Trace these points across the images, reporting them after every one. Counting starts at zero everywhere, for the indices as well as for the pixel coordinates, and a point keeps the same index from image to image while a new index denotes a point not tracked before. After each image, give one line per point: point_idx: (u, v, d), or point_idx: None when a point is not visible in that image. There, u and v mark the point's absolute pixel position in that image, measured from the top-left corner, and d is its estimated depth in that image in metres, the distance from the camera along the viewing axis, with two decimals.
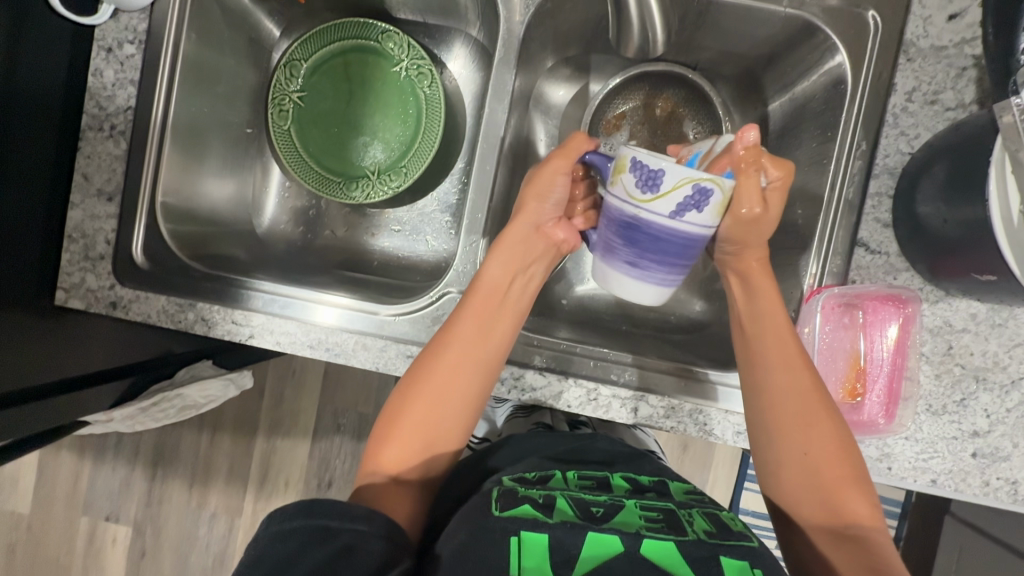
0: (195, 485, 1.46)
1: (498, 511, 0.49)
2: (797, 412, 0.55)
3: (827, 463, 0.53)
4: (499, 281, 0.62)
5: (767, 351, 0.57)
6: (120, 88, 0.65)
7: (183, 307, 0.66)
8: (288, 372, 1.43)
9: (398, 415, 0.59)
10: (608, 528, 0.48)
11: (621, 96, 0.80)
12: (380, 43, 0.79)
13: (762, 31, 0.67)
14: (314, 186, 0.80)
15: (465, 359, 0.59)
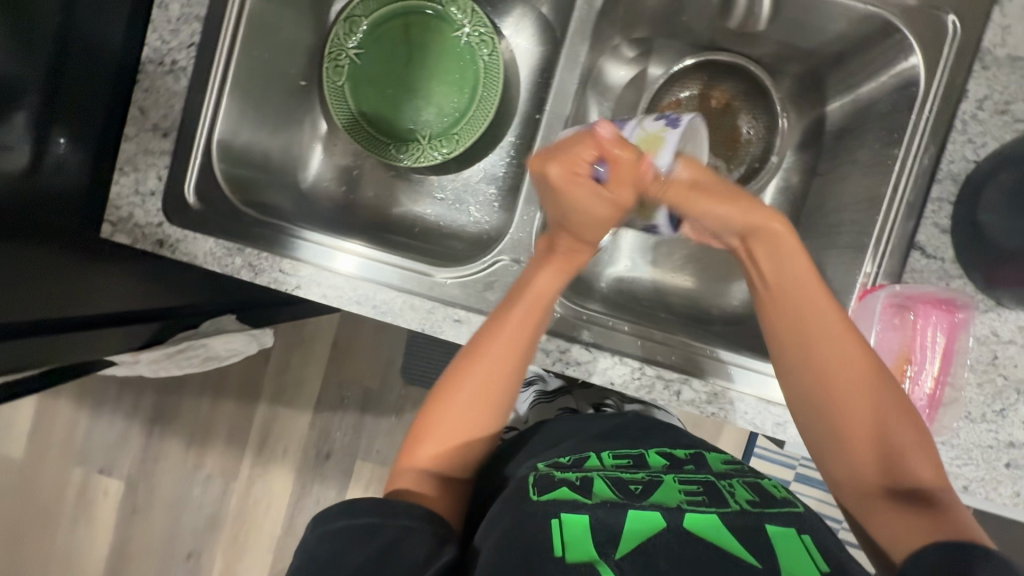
0: (194, 445, 1.45)
1: (537, 497, 0.50)
2: (847, 385, 0.51)
3: (885, 428, 0.50)
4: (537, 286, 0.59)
5: (806, 321, 0.53)
6: (185, 23, 0.64)
7: (231, 251, 0.65)
8: (299, 338, 1.42)
9: (432, 416, 0.57)
10: (648, 504, 0.48)
11: (679, 83, 0.81)
12: (443, 6, 0.78)
13: (835, 27, 0.67)
14: (364, 146, 0.80)
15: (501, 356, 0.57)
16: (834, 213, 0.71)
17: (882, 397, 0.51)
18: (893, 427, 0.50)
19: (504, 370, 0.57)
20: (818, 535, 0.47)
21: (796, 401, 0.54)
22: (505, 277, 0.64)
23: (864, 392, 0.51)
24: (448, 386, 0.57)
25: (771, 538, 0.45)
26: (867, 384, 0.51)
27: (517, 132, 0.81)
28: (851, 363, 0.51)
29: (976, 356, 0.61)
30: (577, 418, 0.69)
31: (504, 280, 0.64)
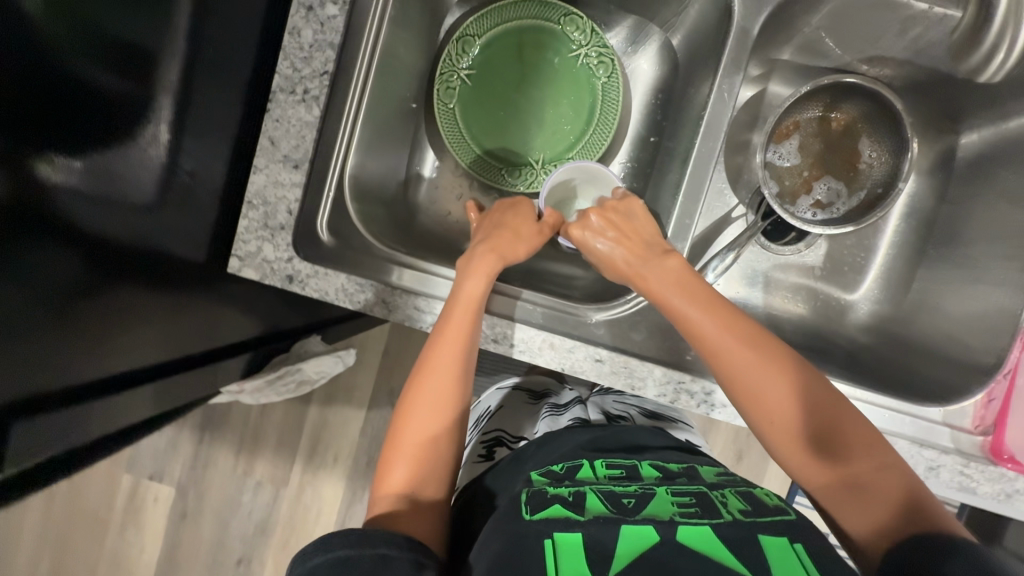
0: (243, 452, 1.33)
1: (530, 515, 0.48)
2: (768, 397, 0.53)
3: (841, 438, 0.51)
4: (462, 291, 0.59)
5: (702, 328, 0.55)
6: (318, 50, 0.61)
7: (363, 287, 0.63)
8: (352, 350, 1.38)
9: (400, 431, 0.57)
10: (642, 518, 0.47)
11: (803, 103, 0.77)
12: (561, 26, 0.75)
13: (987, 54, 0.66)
14: (475, 172, 0.77)
15: (449, 352, 0.58)
16: (970, 246, 0.70)
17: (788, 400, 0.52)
18: (840, 441, 0.51)
19: (434, 373, 0.58)
20: (809, 541, 0.46)
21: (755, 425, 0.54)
22: (650, 315, 0.63)
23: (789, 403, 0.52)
24: (419, 399, 0.57)
25: (765, 550, 0.44)
26: (771, 386, 0.53)
27: (627, 155, 0.78)
28: (771, 372, 0.53)
29: None
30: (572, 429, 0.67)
31: (649, 319, 0.63)
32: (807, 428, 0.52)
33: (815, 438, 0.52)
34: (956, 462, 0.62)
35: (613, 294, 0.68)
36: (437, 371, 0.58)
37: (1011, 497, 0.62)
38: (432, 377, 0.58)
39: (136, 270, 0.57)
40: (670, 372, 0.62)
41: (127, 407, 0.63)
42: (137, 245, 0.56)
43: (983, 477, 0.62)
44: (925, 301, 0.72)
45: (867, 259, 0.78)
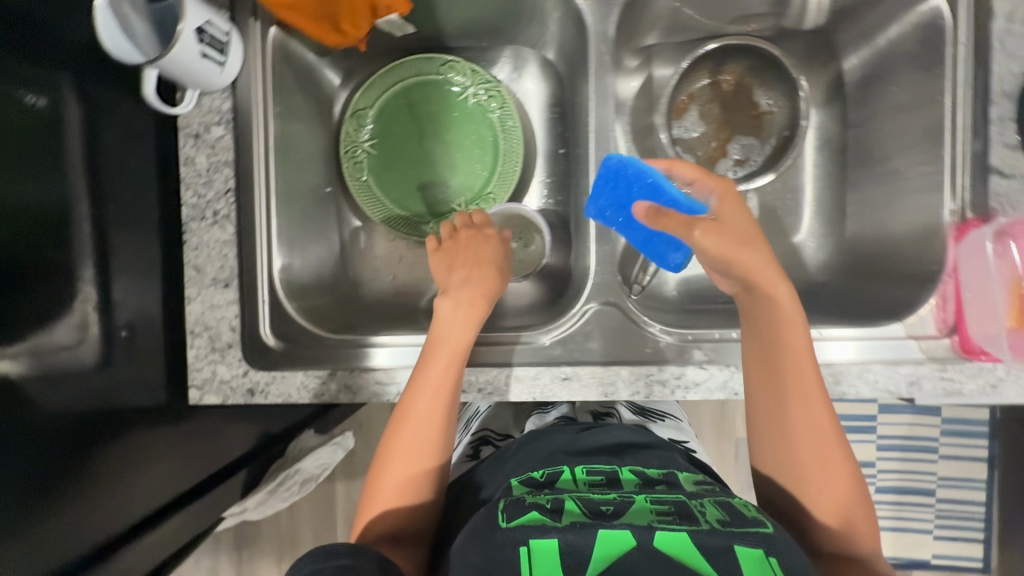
0: (284, 561, 1.29)
1: (506, 522, 0.47)
2: (802, 420, 0.55)
3: (824, 468, 0.54)
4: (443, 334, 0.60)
5: (789, 347, 0.55)
6: (215, 171, 0.64)
7: (323, 379, 0.64)
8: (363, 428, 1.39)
9: (381, 467, 0.58)
10: (618, 523, 0.46)
11: (690, 77, 0.80)
12: (443, 74, 0.78)
13: None
14: (404, 232, 0.79)
15: (424, 395, 0.58)
16: (885, 158, 0.71)
17: (822, 422, 0.54)
18: (828, 465, 0.54)
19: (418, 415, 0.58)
20: (787, 554, 0.45)
21: (769, 429, 0.57)
22: (601, 321, 0.64)
23: (813, 417, 0.54)
24: (400, 437, 0.57)
25: (739, 562, 0.43)
26: (804, 398, 0.54)
27: (545, 171, 0.79)
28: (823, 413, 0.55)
29: None
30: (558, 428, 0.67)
31: (601, 326, 0.64)
32: (808, 442, 0.54)
33: (813, 453, 0.54)
34: (934, 369, 0.61)
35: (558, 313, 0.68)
36: (418, 410, 0.58)
37: (999, 388, 0.61)
38: (415, 415, 0.57)
39: (104, 442, 0.55)
40: (636, 368, 0.63)
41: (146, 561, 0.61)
42: (102, 411, 0.55)
43: (965, 375, 0.61)
44: (862, 222, 0.73)
45: (796, 194, 0.79)
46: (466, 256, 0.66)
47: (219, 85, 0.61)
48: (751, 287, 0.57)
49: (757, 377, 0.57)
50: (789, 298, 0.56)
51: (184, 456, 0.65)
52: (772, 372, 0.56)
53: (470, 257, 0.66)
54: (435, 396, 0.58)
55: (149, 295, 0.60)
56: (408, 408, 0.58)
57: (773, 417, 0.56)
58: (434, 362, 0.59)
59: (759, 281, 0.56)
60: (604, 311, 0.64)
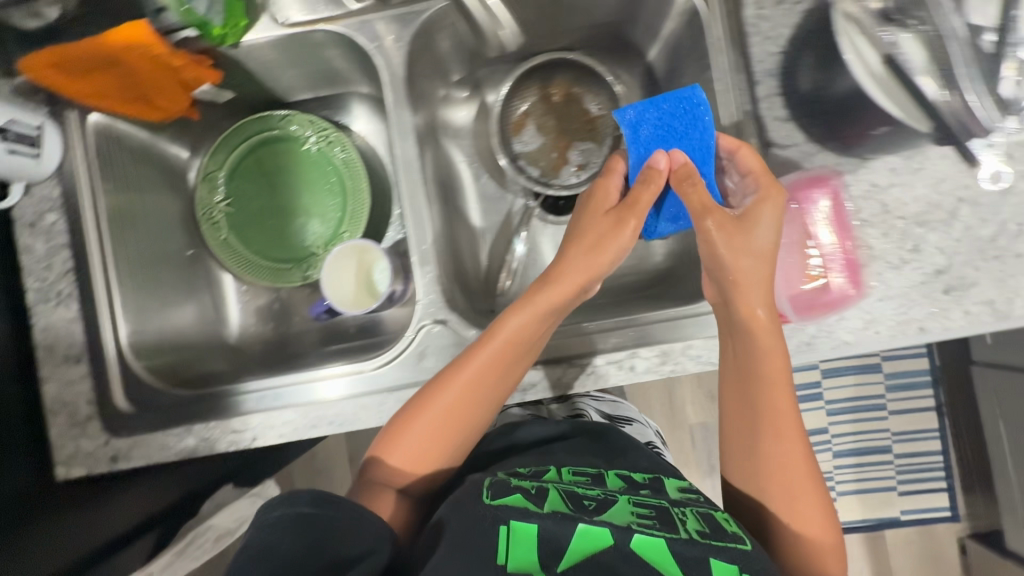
0: None
1: (490, 498, 0.52)
2: (774, 446, 0.57)
3: (790, 486, 0.56)
4: (506, 327, 0.61)
5: (771, 372, 0.58)
6: (54, 255, 0.68)
7: (180, 435, 0.66)
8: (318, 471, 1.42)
9: (397, 427, 0.60)
10: (600, 520, 0.50)
11: (518, 96, 0.85)
12: (283, 128, 0.82)
13: None
14: (270, 281, 0.82)
15: (489, 379, 0.61)
16: None
17: (798, 452, 0.57)
18: (795, 475, 0.56)
19: (482, 389, 0.61)
20: (762, 573, 0.48)
21: (749, 446, 0.58)
22: (433, 340, 0.66)
23: (785, 431, 0.57)
24: (426, 417, 0.60)
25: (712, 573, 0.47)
26: (763, 420, 0.58)
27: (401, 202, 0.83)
28: (794, 443, 0.57)
29: (870, 211, 0.64)
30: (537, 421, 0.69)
31: (434, 345, 0.66)
32: (778, 458, 0.57)
33: (782, 467, 0.57)
34: None
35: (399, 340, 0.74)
36: (452, 391, 0.60)
37: (814, 343, 0.65)
38: (451, 401, 0.60)
39: None
40: None
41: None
42: None
43: None
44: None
45: None
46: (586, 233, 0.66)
47: (43, 174, 0.66)
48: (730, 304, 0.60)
49: (729, 380, 0.61)
50: (772, 333, 0.59)
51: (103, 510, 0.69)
52: (743, 387, 0.59)
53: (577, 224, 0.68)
54: (488, 375, 0.60)
55: (4, 381, 0.63)
56: (471, 384, 0.60)
57: (751, 433, 0.58)
58: (494, 349, 0.60)
59: (733, 299, 0.59)
60: (437, 329, 0.66)
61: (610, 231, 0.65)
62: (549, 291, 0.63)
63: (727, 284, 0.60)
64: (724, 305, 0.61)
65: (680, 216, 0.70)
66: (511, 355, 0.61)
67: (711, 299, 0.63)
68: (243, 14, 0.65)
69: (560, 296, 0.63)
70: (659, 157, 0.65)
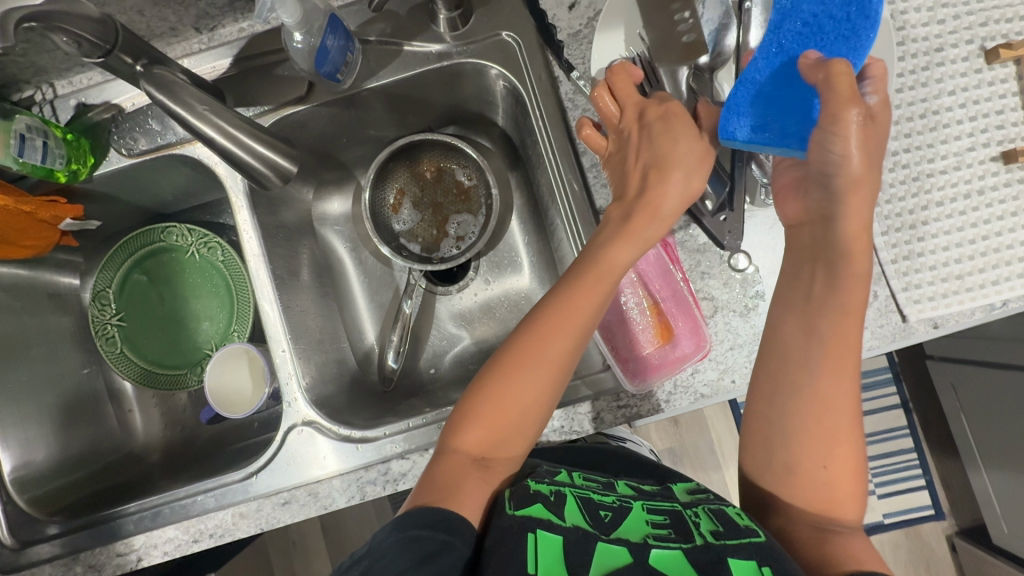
0: None
1: (513, 509, 0.52)
2: (832, 401, 0.52)
3: (827, 438, 0.52)
4: (603, 257, 0.56)
5: (829, 322, 0.53)
6: None
7: (69, 564, 0.67)
8: (290, 544, 1.43)
9: (497, 380, 0.56)
10: (617, 537, 0.51)
11: (388, 180, 0.87)
12: (165, 239, 0.85)
13: (431, 84, 0.74)
14: (167, 387, 0.84)
15: (572, 340, 0.55)
16: (548, 212, 0.76)
17: (847, 404, 0.52)
18: (831, 439, 0.52)
19: (556, 337, 0.55)
20: (782, 562, 0.46)
21: (797, 401, 0.53)
22: (300, 442, 0.68)
23: (837, 387, 0.52)
24: (504, 397, 0.55)
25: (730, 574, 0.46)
26: (841, 362, 0.53)
27: None
28: (844, 400, 0.52)
29: (706, 263, 0.65)
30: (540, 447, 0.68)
31: (300, 446, 0.67)
32: (815, 421, 0.52)
33: (817, 430, 0.52)
34: (608, 401, 0.66)
35: None
36: (536, 337, 0.56)
37: (672, 400, 0.64)
38: (523, 376, 0.55)
39: None
40: (347, 475, 0.66)
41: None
42: None
43: (637, 397, 0.65)
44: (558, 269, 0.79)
45: (518, 254, 0.88)
46: (660, 118, 0.58)
47: None
48: (815, 228, 0.56)
49: (791, 324, 0.55)
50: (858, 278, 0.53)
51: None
52: (798, 333, 0.55)
53: (650, 147, 0.57)
54: (566, 320, 0.55)
55: None
56: (542, 352, 0.55)
57: (792, 388, 0.54)
58: (576, 309, 0.55)
59: (839, 212, 0.53)
60: (305, 432, 0.68)
61: (666, 127, 0.57)
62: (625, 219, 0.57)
63: (844, 192, 0.52)
64: (824, 221, 0.55)
65: (770, 126, 0.54)
66: (606, 280, 0.55)
67: (796, 218, 0.58)
68: (90, 152, 0.69)
69: (655, 202, 0.56)
70: (812, 54, 0.50)
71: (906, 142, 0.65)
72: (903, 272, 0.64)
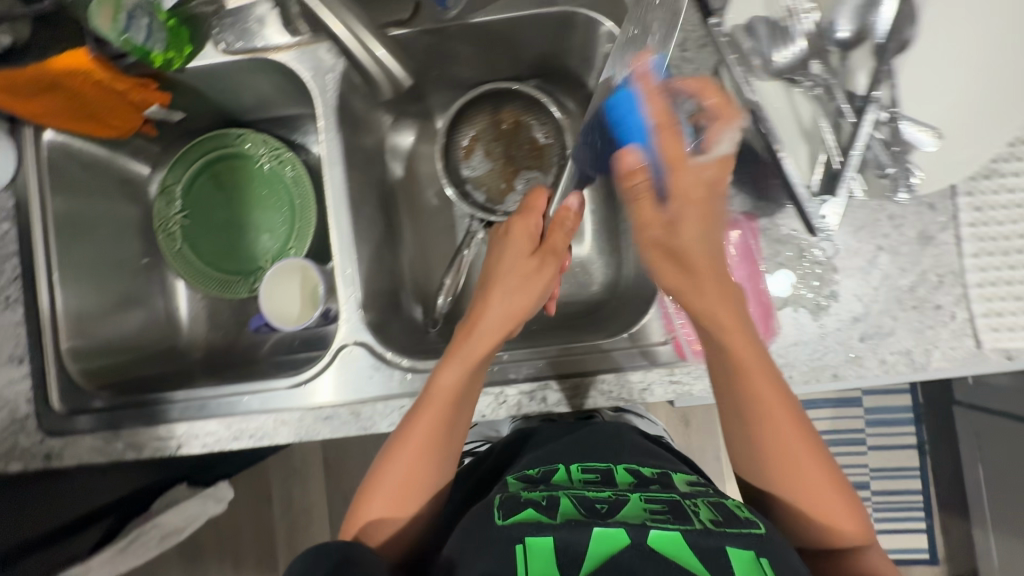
0: None
1: (502, 521, 0.52)
2: (782, 433, 0.53)
3: (794, 464, 0.53)
4: (477, 341, 0.62)
5: (736, 373, 0.53)
6: (4, 261, 0.72)
7: (110, 439, 0.69)
8: (291, 471, 1.47)
9: (393, 454, 0.61)
10: (615, 522, 0.50)
11: (466, 123, 0.86)
12: (237, 145, 0.85)
13: (534, 29, 0.73)
14: (218, 292, 0.86)
15: (441, 426, 0.60)
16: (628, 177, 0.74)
17: (795, 436, 0.53)
18: (822, 478, 0.53)
19: (433, 425, 0.60)
20: (779, 557, 0.48)
21: (756, 432, 0.54)
22: (349, 361, 0.68)
23: (784, 415, 0.53)
24: (390, 479, 0.61)
25: (731, 559, 0.47)
26: (760, 422, 0.53)
27: None
28: (791, 429, 0.53)
29: (785, 256, 0.65)
30: (546, 427, 0.74)
31: (350, 365, 0.68)
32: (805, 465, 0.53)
33: (784, 453, 0.53)
34: (661, 375, 0.65)
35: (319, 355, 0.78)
36: (417, 428, 0.61)
37: None
38: (408, 456, 0.60)
39: None
40: (391, 402, 0.67)
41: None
42: None
43: (691, 377, 0.64)
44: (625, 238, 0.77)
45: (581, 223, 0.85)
46: (514, 231, 0.69)
47: None
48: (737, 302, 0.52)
49: (739, 369, 0.53)
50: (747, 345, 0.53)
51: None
52: (734, 378, 0.53)
53: (485, 273, 0.68)
54: (439, 413, 0.61)
55: None
56: (402, 438, 0.61)
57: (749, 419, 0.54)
58: (433, 406, 0.60)
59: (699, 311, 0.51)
60: (356, 351, 0.69)
61: (525, 263, 0.67)
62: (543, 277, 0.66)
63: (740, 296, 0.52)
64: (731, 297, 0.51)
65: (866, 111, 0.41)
66: (457, 396, 0.61)
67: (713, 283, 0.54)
68: (189, 42, 0.70)
69: (478, 326, 0.64)
70: None
71: (1013, 167, 0.62)
72: (986, 299, 0.62)
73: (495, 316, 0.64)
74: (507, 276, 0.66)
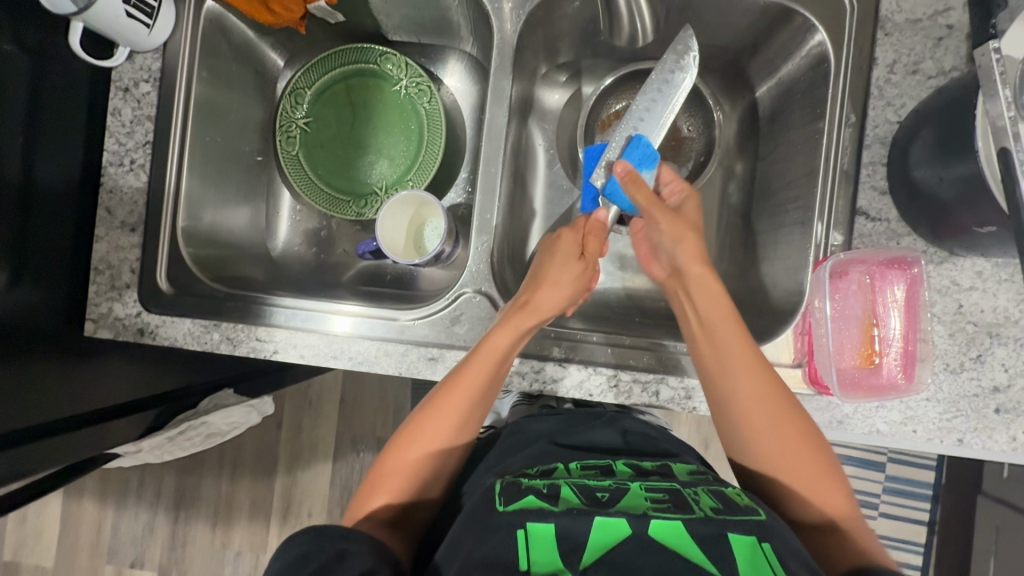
0: (219, 524, 1.39)
1: (503, 507, 0.48)
2: (761, 409, 0.56)
3: (787, 443, 0.56)
4: (531, 306, 0.61)
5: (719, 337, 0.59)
6: (138, 124, 0.70)
7: (208, 328, 0.68)
8: (305, 402, 1.37)
9: (427, 417, 0.60)
10: (615, 511, 0.47)
11: (614, 96, 0.80)
12: (378, 64, 0.82)
13: (731, 13, 0.69)
14: (325, 207, 0.83)
15: (468, 398, 0.59)
16: (784, 190, 0.71)
17: (782, 419, 0.56)
18: (808, 458, 0.55)
19: (475, 386, 0.59)
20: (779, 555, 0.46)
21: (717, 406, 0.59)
22: (470, 308, 0.67)
23: (761, 387, 0.57)
24: (407, 456, 0.59)
25: (732, 546, 0.45)
26: (760, 400, 0.57)
27: (470, 167, 0.85)
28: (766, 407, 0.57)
29: (941, 307, 0.61)
30: (534, 416, 0.71)
31: (470, 312, 0.67)
32: (782, 454, 0.56)
33: (776, 438, 0.56)
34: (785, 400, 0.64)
35: (416, 297, 0.76)
36: (457, 387, 0.59)
37: (844, 424, 0.63)
38: (427, 430, 0.59)
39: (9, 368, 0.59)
40: None
41: (74, 451, 0.66)
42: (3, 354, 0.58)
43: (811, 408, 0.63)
44: (760, 252, 0.73)
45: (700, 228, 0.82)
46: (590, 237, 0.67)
47: (148, 45, 0.68)
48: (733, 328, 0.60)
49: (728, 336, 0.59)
50: (726, 316, 0.60)
51: (142, 368, 0.75)
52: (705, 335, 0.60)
53: (548, 260, 0.66)
54: (486, 375, 0.59)
55: (62, 228, 0.65)
56: (439, 403, 0.60)
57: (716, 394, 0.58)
58: (471, 376, 0.59)
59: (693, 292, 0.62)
60: (476, 299, 0.67)
61: (568, 263, 0.65)
62: (585, 275, 0.65)
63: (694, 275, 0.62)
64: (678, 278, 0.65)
65: None
66: (506, 362, 0.60)
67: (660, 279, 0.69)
68: None
69: (535, 305, 0.61)
70: None
71: None
72: None
73: (553, 279, 0.63)
74: (562, 263, 0.65)
